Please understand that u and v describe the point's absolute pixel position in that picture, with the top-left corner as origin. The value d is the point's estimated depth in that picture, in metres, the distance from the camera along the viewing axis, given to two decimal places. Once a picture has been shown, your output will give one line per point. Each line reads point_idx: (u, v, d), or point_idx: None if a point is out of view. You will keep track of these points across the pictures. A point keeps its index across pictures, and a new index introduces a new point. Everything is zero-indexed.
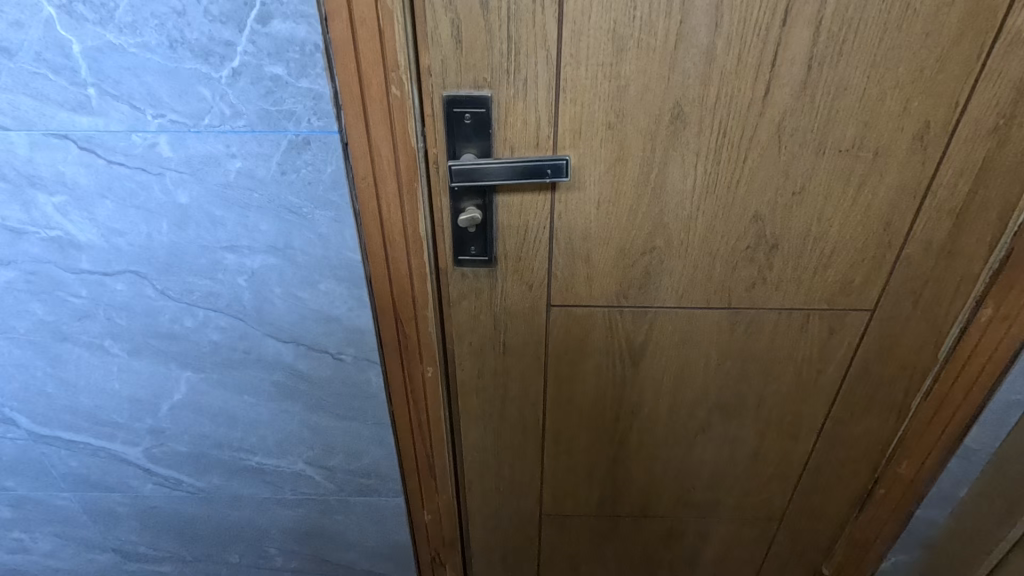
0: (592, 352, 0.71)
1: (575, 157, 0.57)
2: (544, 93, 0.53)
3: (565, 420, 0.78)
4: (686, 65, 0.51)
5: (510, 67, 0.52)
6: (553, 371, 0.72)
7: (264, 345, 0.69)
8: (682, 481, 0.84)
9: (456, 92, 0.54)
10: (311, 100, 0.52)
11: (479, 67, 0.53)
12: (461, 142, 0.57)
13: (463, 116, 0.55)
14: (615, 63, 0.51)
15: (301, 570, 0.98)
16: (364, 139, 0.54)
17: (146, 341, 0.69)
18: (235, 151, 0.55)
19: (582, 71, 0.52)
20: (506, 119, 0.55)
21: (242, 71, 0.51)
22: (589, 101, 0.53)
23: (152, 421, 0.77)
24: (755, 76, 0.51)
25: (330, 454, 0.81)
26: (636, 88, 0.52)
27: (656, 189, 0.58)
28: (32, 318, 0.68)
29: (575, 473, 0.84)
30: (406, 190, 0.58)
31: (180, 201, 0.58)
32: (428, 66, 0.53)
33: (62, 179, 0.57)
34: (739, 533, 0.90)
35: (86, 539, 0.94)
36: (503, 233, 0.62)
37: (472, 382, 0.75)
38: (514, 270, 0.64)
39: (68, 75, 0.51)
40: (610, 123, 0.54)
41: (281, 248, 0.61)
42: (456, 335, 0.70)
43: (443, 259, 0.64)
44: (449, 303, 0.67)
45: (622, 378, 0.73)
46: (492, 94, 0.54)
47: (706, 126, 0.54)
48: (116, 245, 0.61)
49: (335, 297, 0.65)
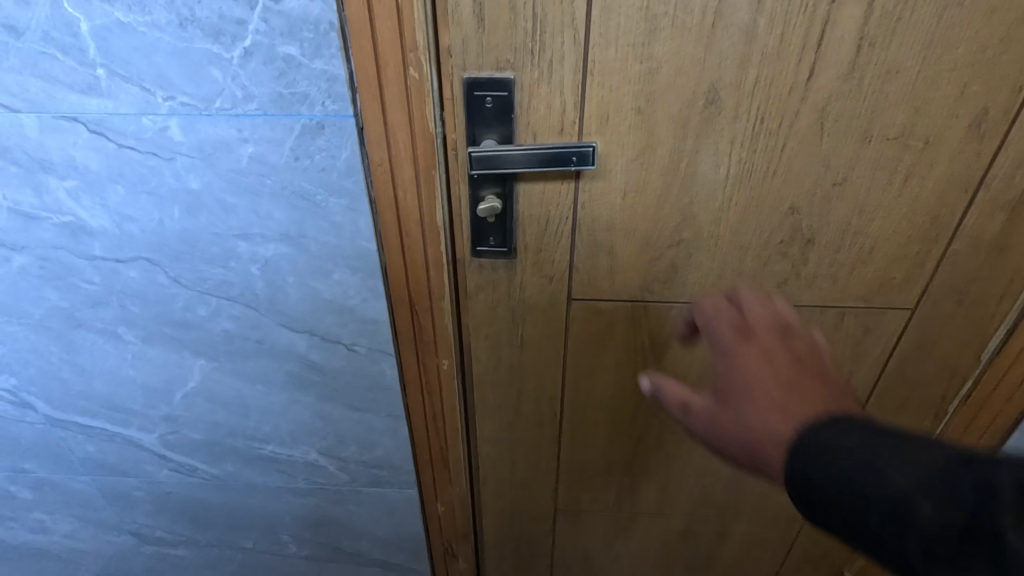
0: (613, 349, 0.68)
1: (601, 144, 0.54)
2: (570, 75, 0.51)
3: (582, 416, 0.76)
4: (724, 45, 0.47)
5: (535, 48, 0.50)
6: (572, 367, 0.71)
7: (277, 334, 0.68)
8: (702, 480, 0.82)
9: (479, 74, 0.51)
10: (325, 83, 0.50)
11: (502, 47, 0.50)
12: (481, 127, 0.54)
13: (484, 99, 0.52)
14: (647, 43, 0.48)
15: (314, 557, 0.98)
16: (380, 124, 0.52)
17: (159, 328, 0.68)
18: (247, 136, 0.53)
19: (611, 52, 0.49)
20: (529, 103, 0.53)
21: (254, 51, 0.49)
22: (618, 84, 0.50)
23: (167, 408, 0.77)
24: (798, 57, 0.48)
25: (343, 445, 0.80)
26: (669, 70, 0.49)
27: (686, 178, 0.55)
28: (47, 304, 0.67)
29: (592, 470, 0.82)
30: (424, 178, 0.55)
31: (191, 186, 0.57)
32: (448, 47, 0.51)
33: (73, 164, 0.56)
34: (759, 532, 0.88)
35: (104, 522, 0.95)
36: (523, 223, 0.59)
37: (488, 375, 0.73)
38: (533, 261, 0.62)
39: (77, 56, 0.50)
40: (639, 108, 0.51)
41: (294, 236, 0.59)
42: (472, 328, 0.68)
43: (460, 250, 0.62)
44: (465, 294, 0.65)
45: (644, 375, 0.71)
46: (515, 76, 0.51)
47: (742, 111, 0.51)
48: (128, 232, 0.60)
49: (349, 287, 0.63)
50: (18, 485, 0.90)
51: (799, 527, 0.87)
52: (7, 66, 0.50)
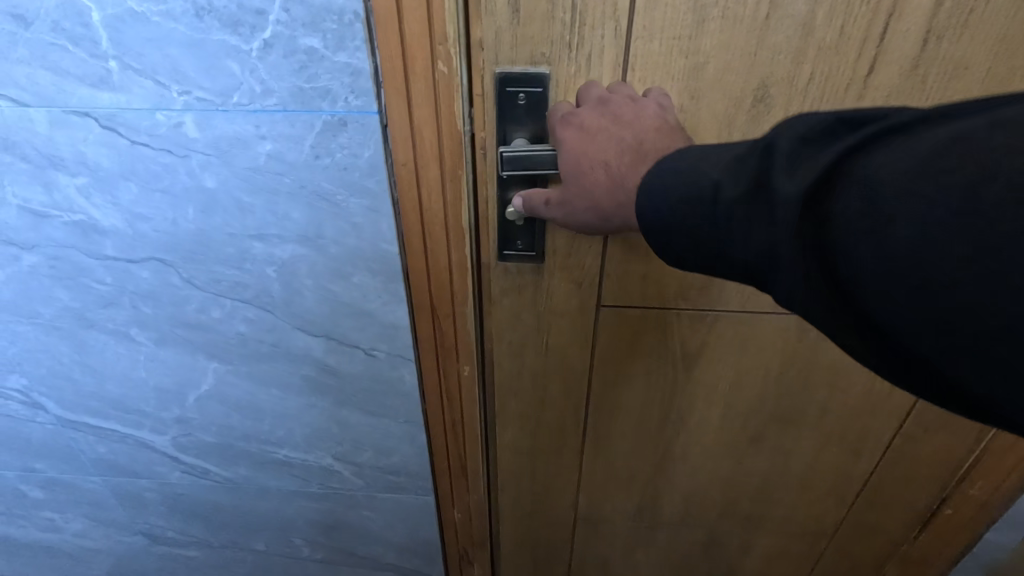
0: (643, 357, 0.66)
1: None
2: (609, 71, 0.48)
3: (608, 425, 0.73)
4: (778, 39, 0.45)
5: (573, 41, 0.47)
6: (599, 375, 0.68)
7: (293, 338, 0.66)
8: (729, 492, 0.80)
9: (512, 69, 0.49)
10: (348, 77, 0.47)
11: (537, 40, 0.47)
12: (512, 125, 0.51)
13: (517, 96, 0.50)
14: (694, 36, 0.45)
15: (327, 560, 0.97)
16: (405, 121, 0.49)
17: (172, 330, 0.66)
18: (265, 133, 0.51)
19: (654, 46, 0.46)
20: (564, 100, 0.50)
21: (273, 43, 0.46)
22: (661, 80, 0.48)
23: (179, 411, 0.75)
24: (858, 51, 0.45)
25: (359, 450, 0.78)
26: (716, 64, 0.46)
27: None
28: (57, 304, 0.65)
29: (614, 480, 0.80)
30: (450, 178, 0.53)
31: (207, 185, 0.54)
32: (480, 39, 0.48)
33: (83, 160, 0.54)
34: (786, 545, 0.86)
35: (116, 522, 0.94)
36: (553, 227, 0.56)
37: (510, 383, 0.70)
38: (562, 266, 0.59)
39: (88, 47, 0.47)
40: (682, 106, 0.48)
41: (313, 238, 0.57)
42: (495, 334, 0.66)
43: (485, 253, 0.59)
44: (489, 299, 0.63)
45: (673, 384, 0.68)
46: (550, 71, 0.49)
47: (793, 109, 0.48)
48: (141, 232, 0.58)
49: (368, 290, 0.60)
50: (28, 485, 0.89)
51: (825, 539, 0.85)
52: (15, 57, 0.48)
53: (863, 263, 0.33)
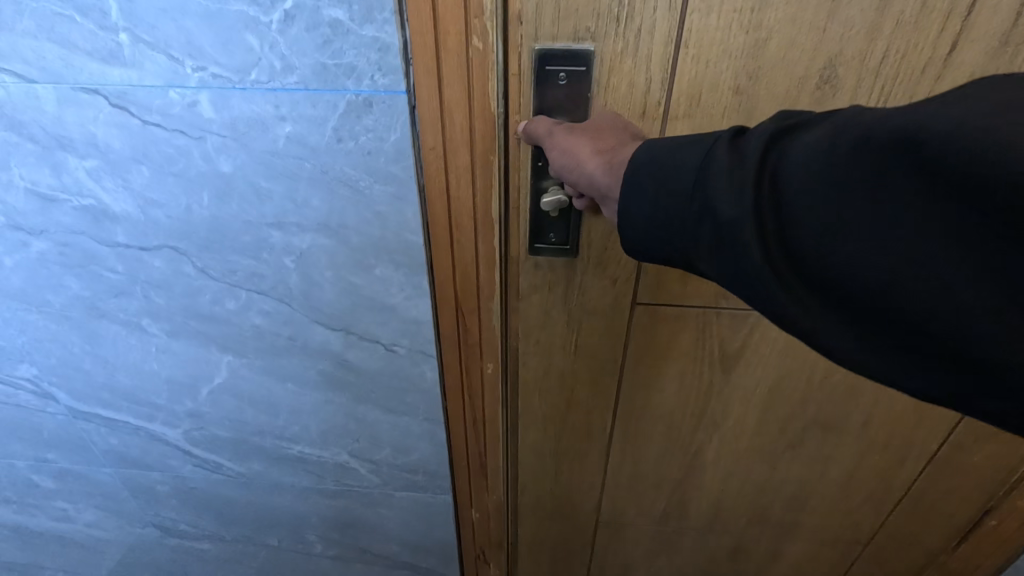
0: (679, 359, 0.63)
1: (689, 128, 0.47)
2: (660, 48, 0.44)
3: (635, 428, 0.71)
4: (851, 12, 0.41)
5: (622, 14, 0.43)
6: (629, 376, 0.65)
7: (311, 332, 0.63)
8: (760, 498, 0.77)
9: (551, 44, 0.45)
10: (376, 53, 0.43)
11: (582, 13, 0.43)
12: (551, 106, 0.47)
13: (558, 75, 0.46)
14: (758, 9, 0.42)
15: (340, 557, 0.95)
16: (434, 102, 0.45)
17: (185, 322, 0.64)
18: (285, 114, 0.47)
19: (712, 19, 0.42)
20: (609, 81, 0.46)
21: (296, 15, 0.42)
22: (717, 58, 0.44)
23: (192, 404, 0.73)
24: (941, 25, 0.41)
25: (377, 448, 0.75)
26: (779, 40, 0.43)
27: None
28: (68, 293, 0.63)
29: (641, 482, 0.77)
30: (480, 165, 0.49)
31: (223, 169, 0.51)
32: (519, 12, 0.44)
33: (93, 141, 0.51)
34: (817, 553, 0.84)
35: (128, 514, 0.93)
36: (589, 219, 0.53)
37: (535, 383, 0.67)
38: (596, 261, 0.56)
39: (97, 18, 0.44)
40: (738, 87, 0.45)
41: (333, 227, 0.54)
42: (522, 333, 0.62)
43: (515, 247, 0.55)
44: (516, 297, 0.59)
45: (708, 388, 0.65)
46: (595, 47, 0.45)
47: (863, 92, 0.45)
48: (154, 218, 0.55)
49: (391, 283, 0.57)
50: (40, 475, 0.88)
51: (859, 548, 0.82)
52: (21, 29, 0.45)
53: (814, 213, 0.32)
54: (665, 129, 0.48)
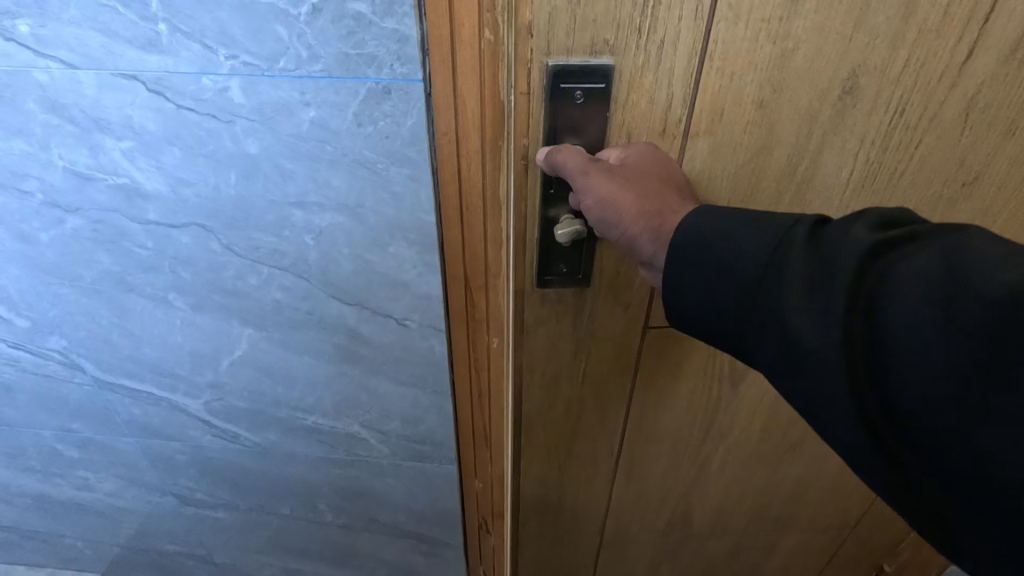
0: (690, 378, 0.65)
1: (710, 145, 0.45)
2: (682, 60, 0.41)
3: (643, 449, 0.72)
4: (878, 20, 0.39)
5: (644, 26, 0.40)
6: (639, 400, 0.66)
7: (327, 307, 0.67)
8: (760, 498, 0.80)
9: (569, 61, 0.41)
10: (395, 43, 0.47)
11: (601, 23, 0.40)
12: (565, 127, 0.44)
13: (574, 92, 0.42)
14: (787, 18, 0.39)
15: (349, 526, 1.00)
16: (449, 89, 0.49)
17: (209, 296, 0.68)
18: (309, 99, 0.51)
19: (739, 28, 0.40)
20: (628, 97, 0.43)
21: (322, 7, 0.46)
22: (742, 70, 0.41)
23: (213, 375, 0.77)
24: (959, 33, 0.40)
25: (386, 419, 0.79)
26: (803, 52, 0.41)
27: (803, 184, 0.47)
28: (99, 267, 0.66)
29: (648, 497, 0.80)
30: (489, 149, 0.52)
31: (250, 151, 0.55)
32: (530, 23, 0.40)
33: (130, 124, 0.54)
34: (808, 542, 0.88)
35: (148, 483, 0.97)
36: (601, 248, 0.52)
37: (540, 415, 0.67)
38: (607, 288, 0.55)
39: (137, 8, 0.47)
40: (761, 101, 0.43)
41: (351, 206, 0.58)
42: (528, 367, 0.62)
43: (524, 279, 0.54)
44: (524, 331, 0.58)
45: (717, 403, 0.68)
46: (614, 61, 0.41)
47: (883, 101, 0.43)
48: (183, 197, 0.59)
49: (404, 261, 0.62)
50: (65, 444, 0.92)
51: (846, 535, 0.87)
52: (66, 18, 0.48)
53: (902, 348, 0.31)
54: (685, 146, 0.45)
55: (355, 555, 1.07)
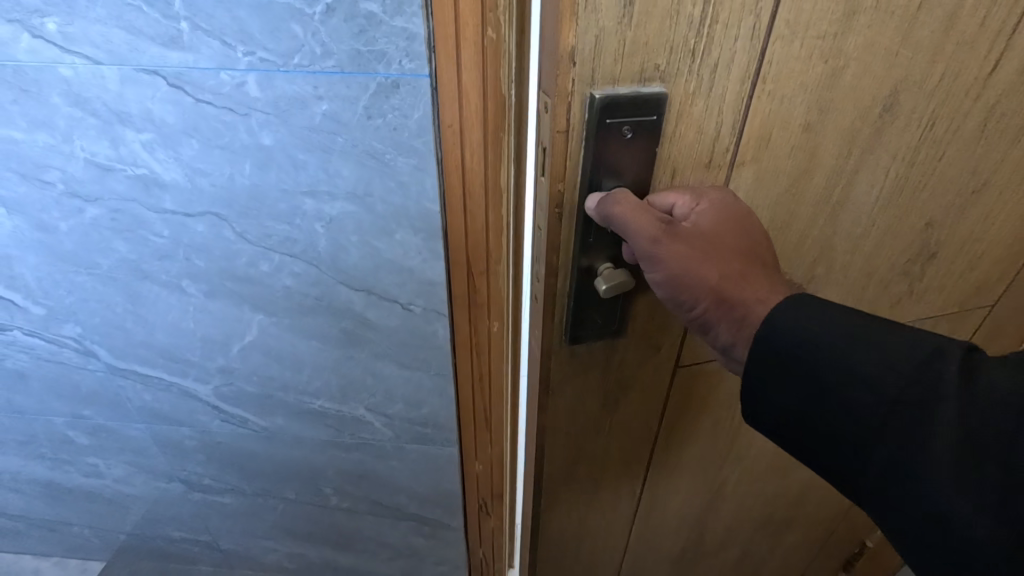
0: (712, 412, 0.64)
1: (755, 173, 0.45)
2: (734, 85, 0.40)
3: (663, 485, 0.71)
4: (922, 35, 0.40)
5: (697, 47, 0.38)
6: (661, 439, 0.65)
7: (336, 292, 0.70)
8: (769, 505, 0.82)
9: (619, 91, 0.38)
10: (404, 41, 0.51)
11: (653, 50, 0.37)
12: (613, 162, 0.41)
13: (621, 127, 0.40)
14: (841, 35, 0.39)
15: (353, 509, 1.03)
16: (454, 84, 0.53)
17: (222, 282, 0.71)
18: (322, 93, 0.54)
19: (796, 47, 0.39)
20: (676, 128, 0.41)
21: (336, 7, 0.49)
22: (793, 93, 0.41)
23: (223, 360, 0.80)
24: (989, 47, 0.42)
25: (391, 402, 0.83)
26: (854, 70, 0.41)
27: (838, 203, 0.49)
28: (116, 255, 0.69)
29: (665, 529, 0.78)
30: (492, 141, 0.56)
31: (264, 142, 0.58)
32: (575, 49, 0.37)
33: (150, 117, 0.57)
34: (806, 536, 0.92)
35: (157, 469, 1.00)
36: (634, 295, 0.50)
37: (563, 471, 0.63)
38: (638, 334, 0.53)
39: (160, 8, 0.50)
40: (809, 124, 0.43)
41: (361, 195, 0.61)
42: (551, 426, 0.58)
43: (556, 335, 0.51)
44: (550, 390, 0.55)
45: (735, 429, 0.68)
46: (664, 89, 0.39)
47: (916, 117, 0.45)
48: (199, 186, 0.62)
49: (409, 247, 0.65)
50: (76, 431, 0.95)
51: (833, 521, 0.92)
52: (93, 17, 0.51)
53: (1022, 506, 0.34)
54: (730, 177, 0.45)
55: (358, 539, 1.10)
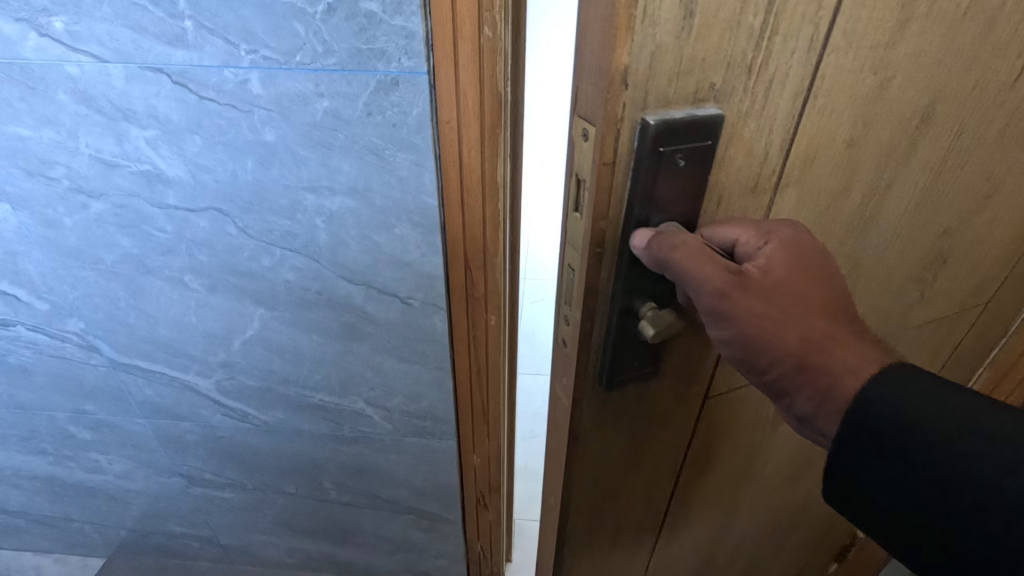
0: (730, 438, 0.63)
1: (795, 195, 0.43)
2: (787, 102, 0.38)
3: (681, 515, 0.69)
4: (963, 42, 0.40)
5: (755, 63, 0.35)
6: (682, 470, 0.63)
7: (336, 287, 0.71)
8: (776, 515, 0.83)
9: (673, 115, 0.36)
10: (403, 39, 0.52)
11: (709, 68, 0.35)
12: (663, 193, 0.38)
13: (675, 155, 0.37)
14: (891, 44, 0.37)
15: (352, 504, 1.05)
16: (451, 81, 0.54)
17: (224, 277, 0.72)
18: (324, 91, 0.56)
19: (848, 59, 0.37)
20: (727, 152, 0.39)
21: (337, 6, 0.51)
22: (841, 107, 0.39)
23: (225, 355, 0.81)
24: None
25: (390, 396, 0.84)
26: (901, 81, 0.40)
27: (867, 220, 0.48)
28: (119, 250, 0.71)
29: (681, 556, 0.76)
30: (489, 136, 0.58)
31: (266, 139, 0.59)
32: (628, 70, 0.33)
33: (155, 113, 0.59)
34: (807, 534, 0.93)
35: (158, 464, 1.01)
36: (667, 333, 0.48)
37: (588, 521, 0.59)
38: (668, 371, 0.51)
39: (165, 7, 0.52)
40: (852, 139, 0.42)
41: (361, 190, 0.62)
42: (578, 477, 0.54)
43: (589, 381, 0.47)
44: (579, 441, 0.51)
45: (751, 451, 0.67)
46: (719, 111, 0.36)
47: (948, 126, 0.44)
48: (202, 182, 0.63)
49: (409, 242, 0.66)
50: (78, 426, 0.96)
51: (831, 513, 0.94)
52: (100, 16, 0.53)
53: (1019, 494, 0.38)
54: (772, 201, 0.43)
55: (358, 533, 1.11)
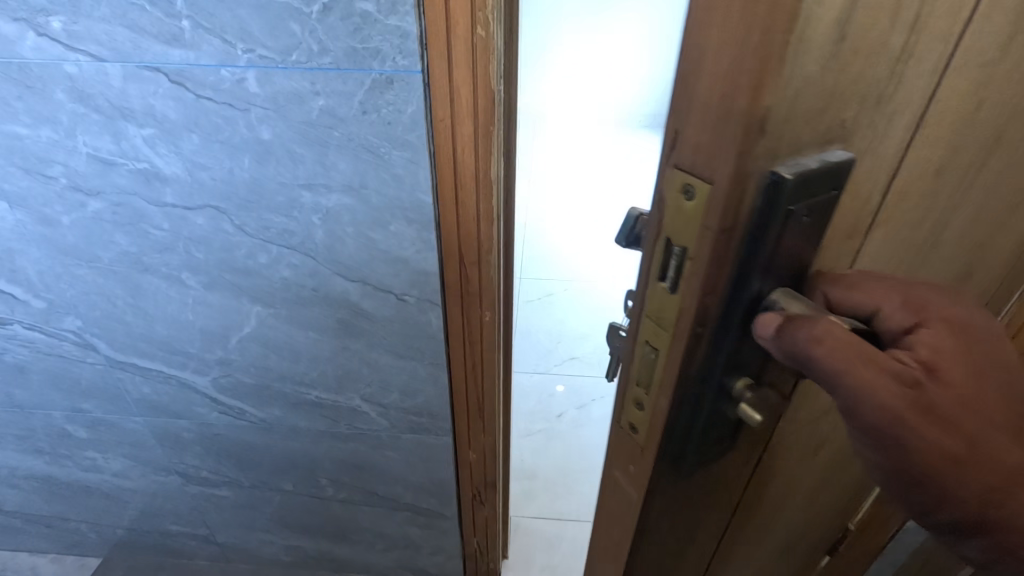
0: (783, 493, 0.53)
1: (883, 237, 0.36)
2: (904, 134, 0.31)
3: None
4: None
5: (887, 92, 0.28)
6: (731, 537, 0.52)
7: (332, 283, 0.72)
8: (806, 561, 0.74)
9: (806, 164, 0.27)
10: (398, 39, 0.53)
11: (844, 100, 0.27)
12: (783, 258, 0.30)
13: (800, 215, 0.28)
14: (997, 61, 0.31)
15: (349, 501, 1.05)
16: (445, 79, 0.55)
17: (221, 275, 0.73)
18: (319, 89, 0.57)
19: (963, 80, 0.30)
20: (844, 198, 0.31)
21: (332, 6, 0.52)
22: (943, 135, 0.33)
23: (221, 352, 0.82)
24: None
25: (386, 392, 0.85)
26: (995, 102, 0.34)
27: (933, 258, 0.41)
28: (116, 248, 0.71)
29: None
30: (482, 134, 0.59)
31: (263, 137, 0.60)
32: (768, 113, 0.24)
33: (152, 112, 0.59)
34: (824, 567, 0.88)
35: (155, 462, 1.02)
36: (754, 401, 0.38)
37: None
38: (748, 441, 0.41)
39: (163, 7, 0.53)
40: (941, 169, 0.35)
41: (356, 187, 0.63)
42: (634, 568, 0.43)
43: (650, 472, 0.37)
44: (642, 530, 0.40)
45: (799, 502, 0.58)
46: (848, 154, 0.29)
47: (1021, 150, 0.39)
48: (199, 180, 0.64)
49: (404, 238, 0.67)
50: (74, 425, 0.96)
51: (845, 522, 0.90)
52: (98, 16, 0.54)
53: None
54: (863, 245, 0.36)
55: (355, 530, 1.12)
